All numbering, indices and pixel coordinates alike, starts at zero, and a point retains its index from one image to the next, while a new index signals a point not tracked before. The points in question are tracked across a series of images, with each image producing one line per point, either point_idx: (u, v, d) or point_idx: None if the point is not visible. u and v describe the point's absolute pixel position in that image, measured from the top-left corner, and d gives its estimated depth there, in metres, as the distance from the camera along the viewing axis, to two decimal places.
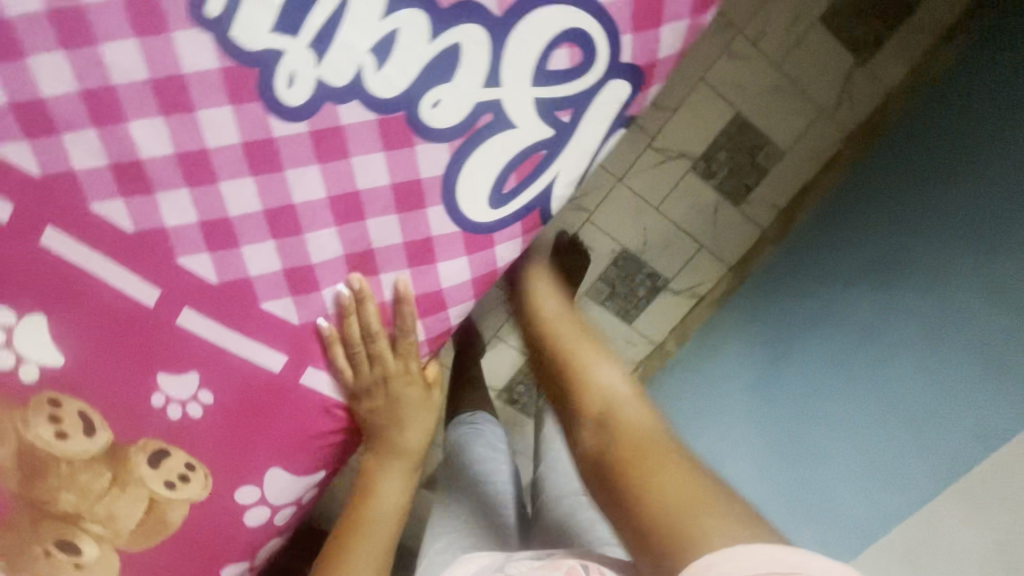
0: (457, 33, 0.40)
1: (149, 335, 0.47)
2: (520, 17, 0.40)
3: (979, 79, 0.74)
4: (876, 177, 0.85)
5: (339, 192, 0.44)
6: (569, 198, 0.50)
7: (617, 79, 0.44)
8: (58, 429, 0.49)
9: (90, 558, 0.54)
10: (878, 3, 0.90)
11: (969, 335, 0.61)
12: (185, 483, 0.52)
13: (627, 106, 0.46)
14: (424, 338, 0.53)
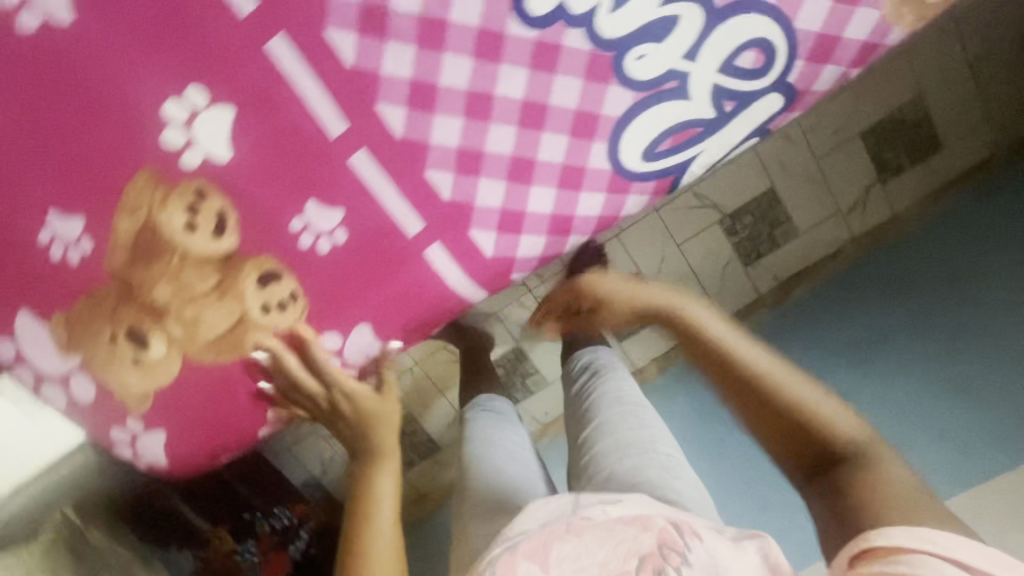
0: (683, 7, 0.48)
1: (319, 164, 0.50)
2: (733, 14, 0.49)
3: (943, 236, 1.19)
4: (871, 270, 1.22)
5: (533, 100, 0.50)
6: (697, 177, 0.59)
7: (777, 93, 0.54)
8: (189, 220, 0.50)
9: (154, 357, 0.55)
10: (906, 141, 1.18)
11: (922, 398, 1.06)
12: (281, 311, 0.55)
13: (771, 120, 0.56)
14: (535, 257, 0.59)
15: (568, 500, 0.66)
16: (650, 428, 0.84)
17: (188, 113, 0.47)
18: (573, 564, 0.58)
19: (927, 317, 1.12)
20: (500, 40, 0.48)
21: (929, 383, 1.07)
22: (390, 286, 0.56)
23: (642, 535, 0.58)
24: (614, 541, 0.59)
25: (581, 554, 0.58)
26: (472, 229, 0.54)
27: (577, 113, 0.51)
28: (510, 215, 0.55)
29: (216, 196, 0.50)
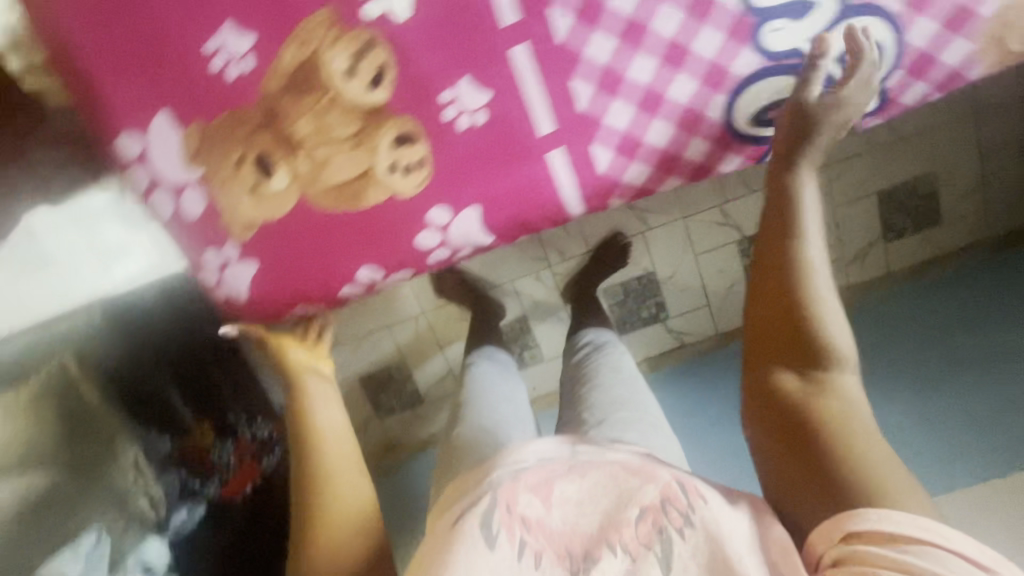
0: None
1: (490, 53, 0.64)
2: (816, 11, 0.64)
3: (964, 285, 1.34)
4: (894, 306, 1.36)
5: (656, 35, 0.64)
6: (764, 143, 0.72)
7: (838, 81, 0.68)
8: (353, 65, 0.64)
9: (279, 187, 0.70)
10: (910, 207, 1.35)
11: (939, 417, 1.21)
12: (412, 172, 0.69)
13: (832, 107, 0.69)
14: (624, 184, 0.72)
15: (566, 445, 0.75)
16: (634, 395, 0.96)
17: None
18: (581, 509, 0.67)
19: (953, 352, 1.27)
20: None
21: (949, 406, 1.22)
22: (506, 177, 0.70)
23: (644, 490, 0.67)
24: (615, 492, 0.68)
25: (587, 498, 0.68)
26: (594, 142, 0.68)
27: (711, 64, 0.65)
28: (628, 135, 0.69)
29: (391, 60, 0.64)
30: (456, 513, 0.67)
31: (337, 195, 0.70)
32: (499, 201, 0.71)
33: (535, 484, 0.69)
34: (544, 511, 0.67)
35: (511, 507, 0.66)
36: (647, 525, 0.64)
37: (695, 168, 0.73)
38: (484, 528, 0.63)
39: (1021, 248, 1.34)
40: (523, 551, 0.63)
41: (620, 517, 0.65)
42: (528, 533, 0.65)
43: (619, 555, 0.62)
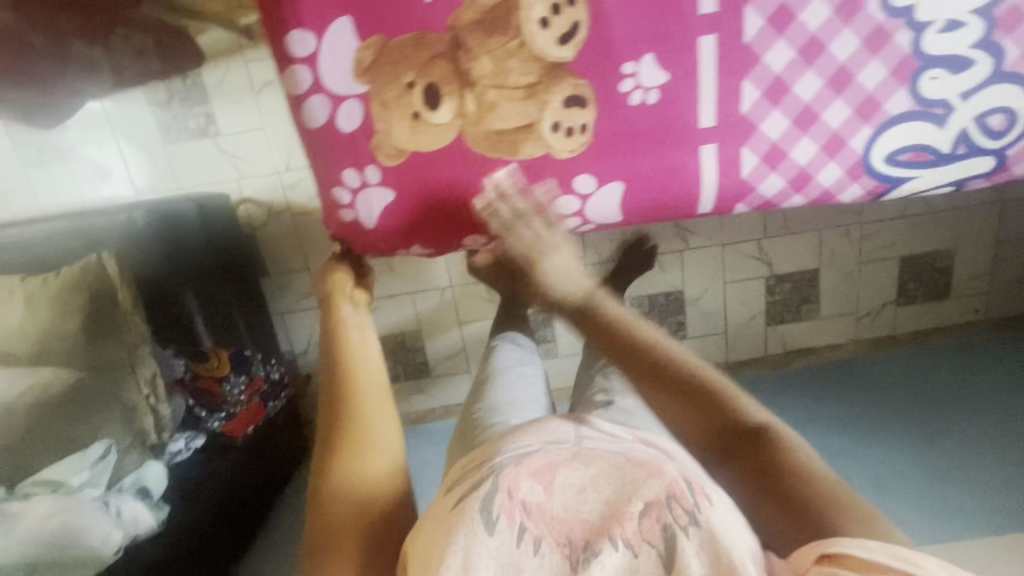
0: (980, 56, 0.60)
1: (672, 30, 0.56)
2: (1006, 79, 0.61)
3: (970, 349, 1.41)
4: (905, 360, 1.42)
5: (847, 66, 0.59)
6: (899, 197, 0.69)
7: (992, 157, 0.66)
8: (548, 17, 0.54)
9: (435, 122, 0.57)
10: (926, 279, 1.42)
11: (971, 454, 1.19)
12: (565, 135, 0.59)
13: (972, 178, 0.68)
14: (761, 197, 0.66)
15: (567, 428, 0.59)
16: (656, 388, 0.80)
17: None
18: (584, 495, 0.49)
19: (972, 400, 1.29)
20: (860, 7, 0.57)
21: (981, 446, 1.20)
22: (659, 161, 0.61)
23: (649, 479, 0.48)
24: (624, 478, 0.49)
25: (591, 485, 0.50)
26: (743, 146, 0.62)
27: (868, 97, 0.61)
28: (775, 149, 0.63)
29: (580, 8, 0.54)
30: (458, 497, 0.51)
31: (465, 146, 0.58)
32: (641, 184, 0.62)
33: (540, 467, 0.51)
34: (545, 495, 0.50)
35: (511, 490, 0.49)
36: (649, 521, 0.45)
37: (833, 202, 0.68)
38: (483, 512, 0.47)
39: (1011, 332, 1.44)
40: (522, 537, 0.47)
41: (621, 508, 0.47)
42: (528, 517, 0.48)
43: (623, 550, 0.44)
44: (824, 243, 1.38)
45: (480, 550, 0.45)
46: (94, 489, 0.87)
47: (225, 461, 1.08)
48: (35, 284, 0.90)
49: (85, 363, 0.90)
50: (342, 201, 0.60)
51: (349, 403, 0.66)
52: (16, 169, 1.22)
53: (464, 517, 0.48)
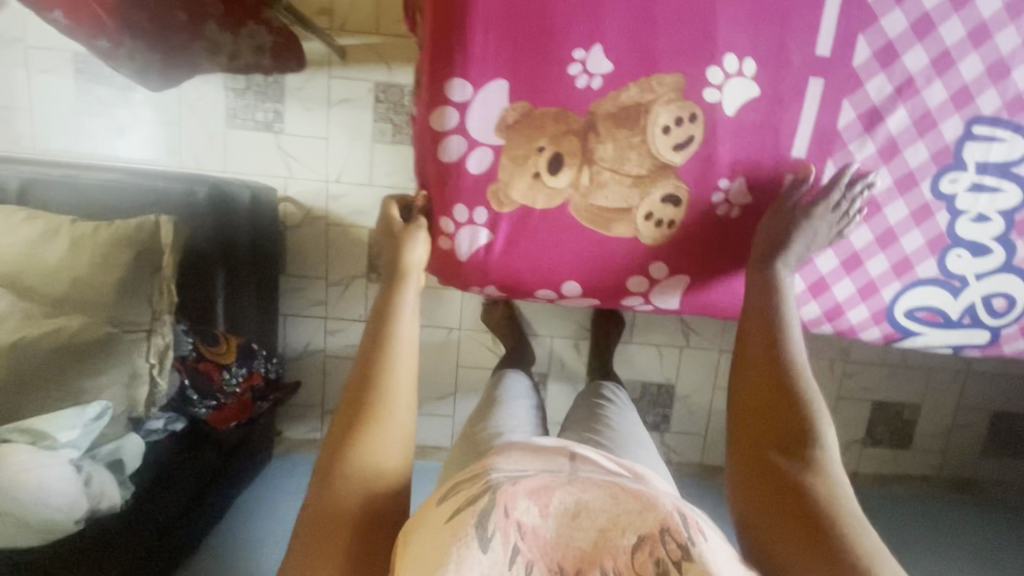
0: (995, 247, 0.71)
1: (764, 162, 0.65)
2: (1012, 272, 0.73)
3: (925, 508, 1.47)
4: (868, 507, 1.46)
5: (893, 228, 0.70)
6: (908, 346, 0.77)
7: (988, 331, 0.76)
8: (669, 125, 0.63)
9: (549, 185, 0.64)
10: (893, 430, 1.50)
11: None
12: (653, 225, 0.66)
13: (971, 345, 0.77)
14: (799, 318, 0.73)
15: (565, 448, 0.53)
16: (638, 428, 0.82)
17: (732, 70, 0.62)
18: (578, 522, 0.43)
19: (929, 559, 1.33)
20: (913, 184, 0.68)
21: None
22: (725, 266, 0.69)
23: (643, 510, 0.43)
24: (617, 507, 0.44)
25: (586, 510, 0.44)
26: (797, 272, 0.70)
27: (904, 257, 0.71)
28: (821, 281, 0.71)
29: (697, 125, 0.63)
30: (451, 509, 0.46)
31: (567, 212, 0.65)
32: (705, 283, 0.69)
33: (535, 488, 0.45)
34: (540, 518, 0.44)
35: (507, 508, 0.43)
36: (641, 555, 0.41)
37: (854, 338, 0.76)
38: (477, 527, 0.42)
39: (959, 494, 1.51)
40: (512, 559, 0.42)
41: (615, 541, 0.42)
42: (522, 539, 0.43)
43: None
44: (809, 373, 1.46)
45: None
46: (72, 449, 0.81)
47: (196, 456, 1.04)
48: (85, 229, 0.89)
49: (107, 320, 0.87)
50: (448, 229, 0.65)
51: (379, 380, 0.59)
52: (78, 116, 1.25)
53: (455, 528, 0.43)
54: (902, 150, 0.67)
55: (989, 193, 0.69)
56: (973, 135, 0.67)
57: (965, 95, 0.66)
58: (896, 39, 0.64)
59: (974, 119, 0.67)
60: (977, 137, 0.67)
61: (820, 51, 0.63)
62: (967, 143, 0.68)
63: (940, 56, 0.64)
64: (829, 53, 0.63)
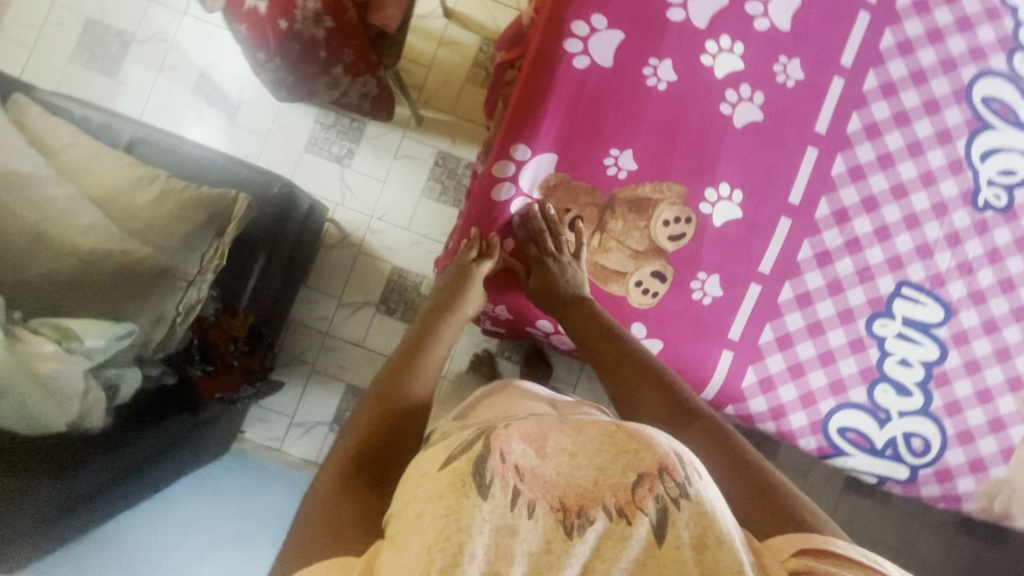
0: (914, 390, 0.85)
1: (738, 268, 0.82)
2: (927, 416, 0.86)
3: None
4: None
5: (832, 351, 0.84)
6: (838, 464, 0.87)
7: (908, 468, 0.87)
8: (668, 220, 0.81)
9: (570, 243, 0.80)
10: None
11: None
12: (642, 292, 0.80)
13: (893, 477, 0.87)
14: (747, 408, 0.84)
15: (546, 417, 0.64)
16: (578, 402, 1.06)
17: (724, 194, 0.82)
18: (577, 462, 0.54)
19: None
20: (852, 319, 0.84)
21: None
22: (694, 344, 0.82)
23: (641, 452, 0.53)
24: (615, 449, 0.54)
25: (581, 452, 0.55)
26: (752, 365, 0.83)
27: (840, 379, 0.85)
28: (770, 379, 0.84)
29: (691, 226, 0.81)
30: (446, 454, 0.57)
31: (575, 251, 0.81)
32: (674, 353, 0.82)
33: (530, 436, 0.57)
34: (539, 459, 0.55)
35: (504, 454, 0.54)
36: (642, 489, 0.51)
37: (792, 443, 0.87)
38: (477, 475, 0.52)
39: None
40: (515, 500, 0.51)
41: (614, 480, 0.52)
42: (522, 482, 0.53)
43: (611, 518, 0.50)
44: None
45: (475, 517, 0.49)
46: (88, 362, 0.87)
47: (166, 422, 1.06)
48: (177, 184, 1.04)
49: (166, 257, 0.95)
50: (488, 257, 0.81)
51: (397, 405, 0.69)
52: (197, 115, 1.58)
53: (454, 476, 0.53)
54: (845, 290, 0.84)
55: (911, 343, 0.85)
56: (902, 294, 0.85)
57: (897, 262, 0.85)
58: (848, 207, 0.84)
59: (903, 281, 0.85)
60: (904, 297, 0.85)
61: (791, 198, 0.83)
62: (896, 299, 0.85)
63: (880, 228, 0.84)
64: (798, 203, 0.83)
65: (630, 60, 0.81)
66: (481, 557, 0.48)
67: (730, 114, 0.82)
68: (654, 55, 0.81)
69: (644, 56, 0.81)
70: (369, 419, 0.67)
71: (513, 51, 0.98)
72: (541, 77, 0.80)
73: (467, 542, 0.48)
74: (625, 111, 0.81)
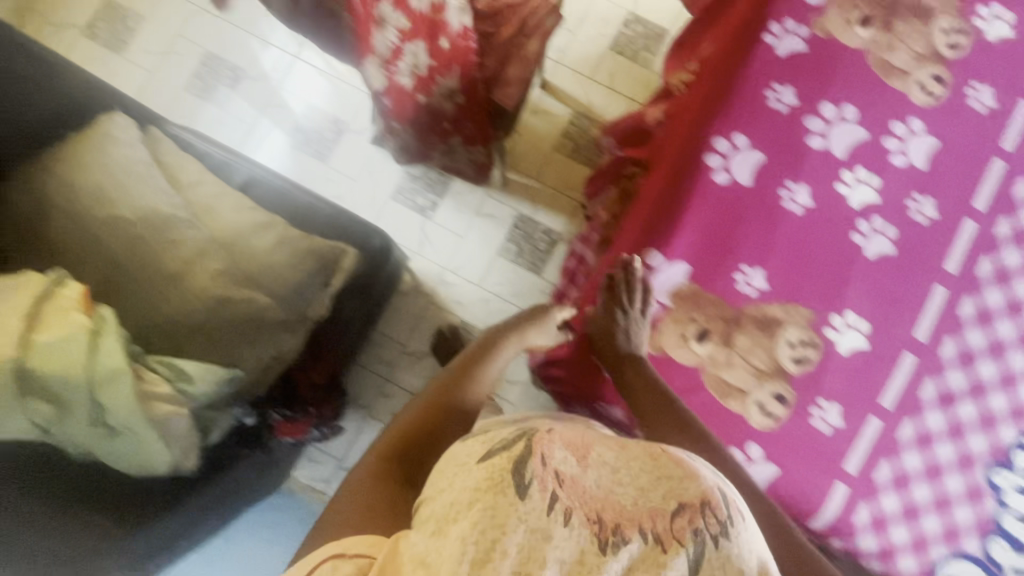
0: None
1: (859, 399, 0.81)
2: None
3: None
4: None
5: (948, 496, 0.82)
6: None
7: None
8: (793, 342, 0.81)
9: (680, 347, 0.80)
10: None
11: None
12: (762, 413, 0.80)
13: None
14: (857, 547, 0.81)
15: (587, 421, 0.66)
16: None
17: (850, 322, 0.82)
18: (619, 478, 0.55)
19: None
20: (970, 465, 0.82)
21: None
22: (808, 472, 0.80)
23: (686, 482, 0.54)
24: (659, 472, 0.55)
25: (624, 469, 0.56)
26: (865, 502, 0.81)
27: (954, 526, 0.82)
28: (882, 518, 0.81)
29: (815, 351, 0.81)
30: (485, 448, 0.59)
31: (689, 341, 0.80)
32: (787, 479, 0.80)
33: (576, 446, 0.58)
34: (580, 470, 0.56)
35: (546, 459, 0.56)
36: (681, 521, 0.52)
37: None
38: (516, 473, 0.55)
39: None
40: (553, 506, 0.53)
41: (655, 504, 0.53)
42: (560, 488, 0.54)
43: (648, 543, 0.51)
44: None
45: (511, 515, 0.52)
46: (193, 402, 0.88)
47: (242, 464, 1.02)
48: (293, 232, 1.07)
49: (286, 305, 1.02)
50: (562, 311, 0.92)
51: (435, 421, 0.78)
52: (293, 148, 1.67)
53: (491, 471, 0.56)
54: (966, 434, 0.82)
55: None
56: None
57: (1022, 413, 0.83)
58: (975, 350, 0.83)
59: None
60: None
61: (917, 335, 0.83)
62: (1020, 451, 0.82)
63: (1006, 375, 0.83)
64: (924, 340, 0.83)
65: (770, 182, 0.83)
66: (514, 555, 0.51)
67: (862, 244, 0.83)
68: (791, 178, 0.83)
69: (783, 179, 0.83)
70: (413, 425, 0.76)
71: (639, 149, 1.02)
72: (682, 189, 0.83)
73: (501, 538, 0.51)
74: (760, 229, 0.82)
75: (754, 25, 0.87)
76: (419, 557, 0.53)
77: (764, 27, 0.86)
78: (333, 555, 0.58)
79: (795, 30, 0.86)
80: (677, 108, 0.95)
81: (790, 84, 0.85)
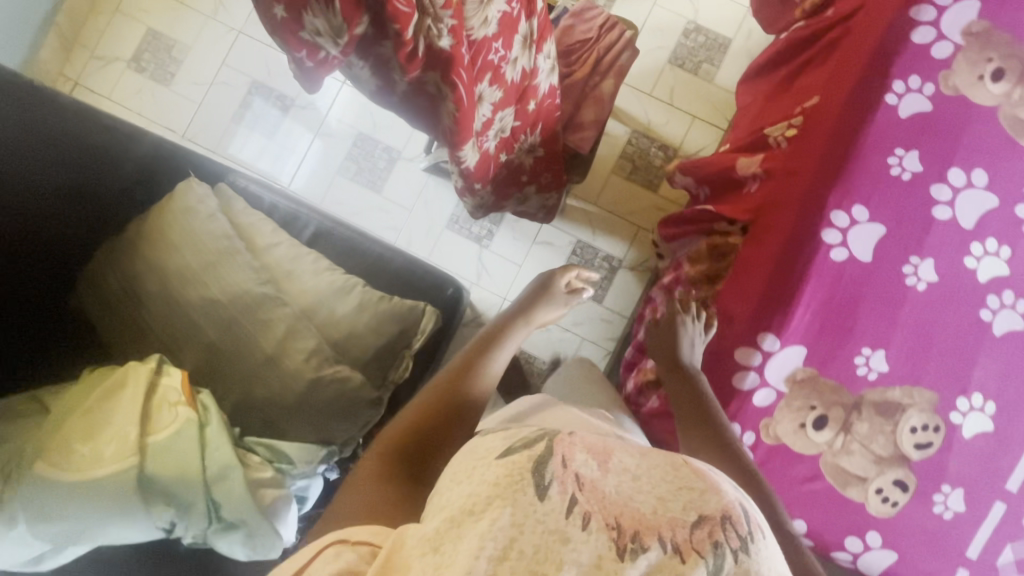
0: None
1: (983, 483, 0.78)
2: None
3: None
4: None
5: None
6: None
7: None
8: (915, 427, 0.77)
9: (795, 433, 0.77)
10: None
11: None
12: (882, 500, 0.77)
13: None
14: None
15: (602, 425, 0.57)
16: None
17: (975, 404, 0.78)
18: (639, 485, 0.45)
19: None
20: None
21: None
22: (929, 559, 0.78)
23: (707, 493, 0.44)
24: (679, 483, 0.45)
25: (645, 476, 0.46)
26: None
27: None
28: None
29: (939, 435, 0.77)
30: (505, 443, 0.49)
31: (807, 429, 0.77)
32: (908, 566, 0.78)
33: (594, 447, 0.48)
34: (599, 473, 0.45)
35: (566, 459, 0.45)
36: (701, 534, 0.42)
37: None
38: (535, 473, 0.44)
39: None
40: (570, 508, 0.42)
41: (675, 514, 0.43)
42: (580, 491, 0.43)
43: (668, 553, 0.40)
44: None
45: (529, 516, 0.42)
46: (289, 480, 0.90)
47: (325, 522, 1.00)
48: (372, 296, 1.05)
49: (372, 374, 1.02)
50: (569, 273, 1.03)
51: (448, 402, 0.71)
52: (344, 179, 1.64)
53: (510, 468, 0.45)
54: None
55: None
56: None
57: None
58: None
59: None
60: None
61: None
62: None
63: None
64: None
65: (890, 257, 0.79)
66: (528, 557, 0.40)
67: (990, 320, 0.79)
68: (914, 253, 0.78)
69: (904, 254, 0.79)
70: (424, 408, 0.69)
71: (734, 207, 0.96)
72: (795, 267, 0.79)
73: (518, 536, 0.41)
74: (879, 307, 0.78)
75: (872, 83, 0.81)
76: (427, 540, 0.43)
77: (885, 86, 0.80)
78: (335, 541, 0.48)
79: (920, 89, 0.80)
80: (779, 166, 0.90)
81: (913, 148, 0.79)
